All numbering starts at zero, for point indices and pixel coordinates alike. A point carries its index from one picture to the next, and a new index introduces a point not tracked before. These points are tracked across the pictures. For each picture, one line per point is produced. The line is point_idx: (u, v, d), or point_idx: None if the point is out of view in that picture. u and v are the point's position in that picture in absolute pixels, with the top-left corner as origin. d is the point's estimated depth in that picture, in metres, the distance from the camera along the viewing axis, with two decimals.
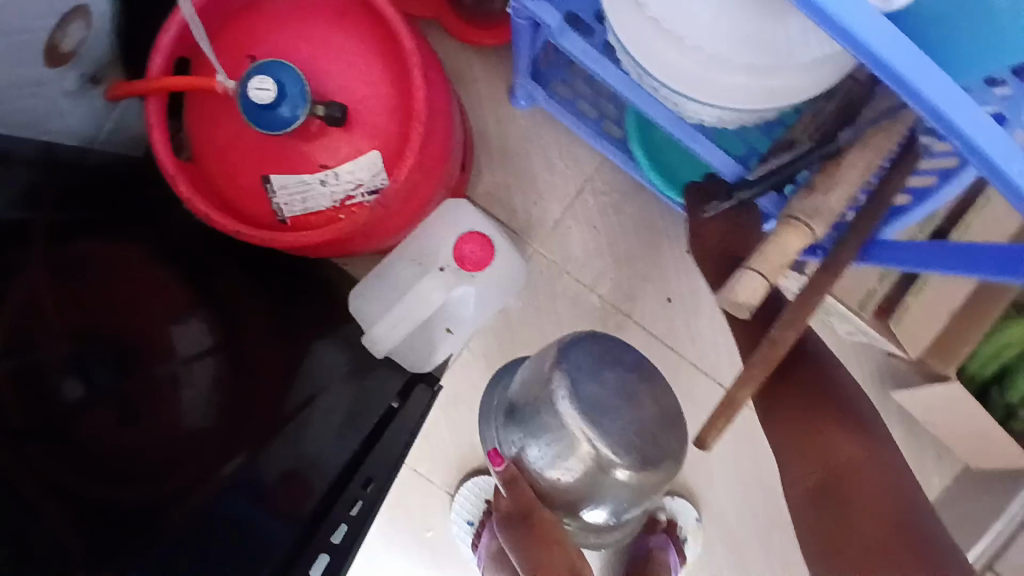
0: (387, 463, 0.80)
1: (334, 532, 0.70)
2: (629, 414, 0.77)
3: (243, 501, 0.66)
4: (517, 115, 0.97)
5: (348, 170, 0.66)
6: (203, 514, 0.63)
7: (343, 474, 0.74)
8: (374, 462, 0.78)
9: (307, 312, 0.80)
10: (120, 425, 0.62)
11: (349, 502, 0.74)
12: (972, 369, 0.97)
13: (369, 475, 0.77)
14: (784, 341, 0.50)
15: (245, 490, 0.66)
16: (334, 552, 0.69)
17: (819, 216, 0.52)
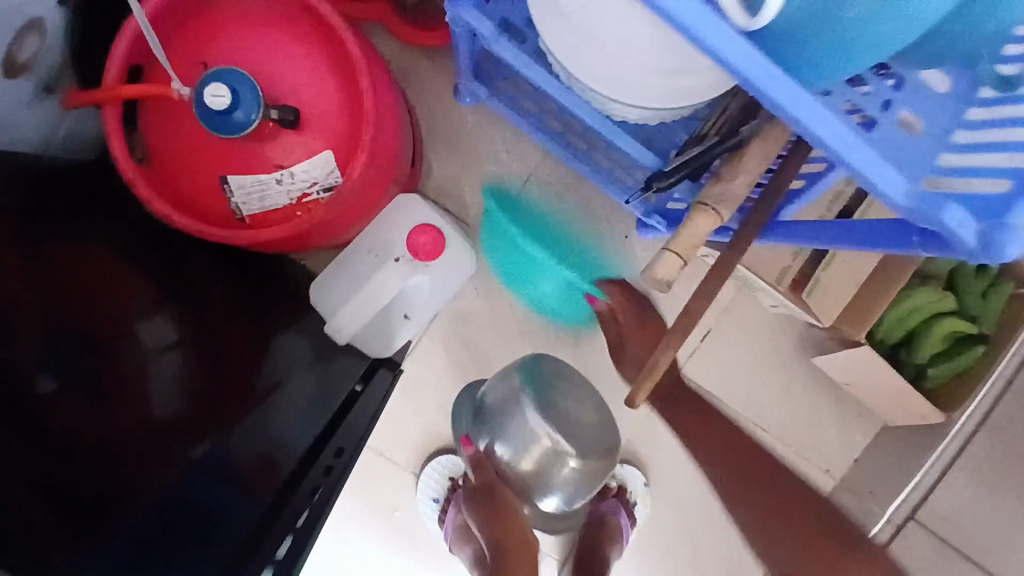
0: (353, 437, 0.85)
1: (298, 515, 0.73)
2: (575, 409, 0.99)
3: (210, 484, 0.68)
4: (463, 112, 1.02)
5: (302, 169, 0.70)
6: (171, 500, 0.65)
7: (309, 454, 0.78)
8: (343, 435, 0.83)
9: (273, 305, 0.84)
10: (94, 416, 0.64)
11: (313, 484, 0.77)
12: (882, 334, 1.07)
13: (340, 446, 0.83)
14: (699, 309, 0.58)
15: (212, 473, 0.69)
16: (296, 535, 0.71)
17: (725, 203, 0.60)
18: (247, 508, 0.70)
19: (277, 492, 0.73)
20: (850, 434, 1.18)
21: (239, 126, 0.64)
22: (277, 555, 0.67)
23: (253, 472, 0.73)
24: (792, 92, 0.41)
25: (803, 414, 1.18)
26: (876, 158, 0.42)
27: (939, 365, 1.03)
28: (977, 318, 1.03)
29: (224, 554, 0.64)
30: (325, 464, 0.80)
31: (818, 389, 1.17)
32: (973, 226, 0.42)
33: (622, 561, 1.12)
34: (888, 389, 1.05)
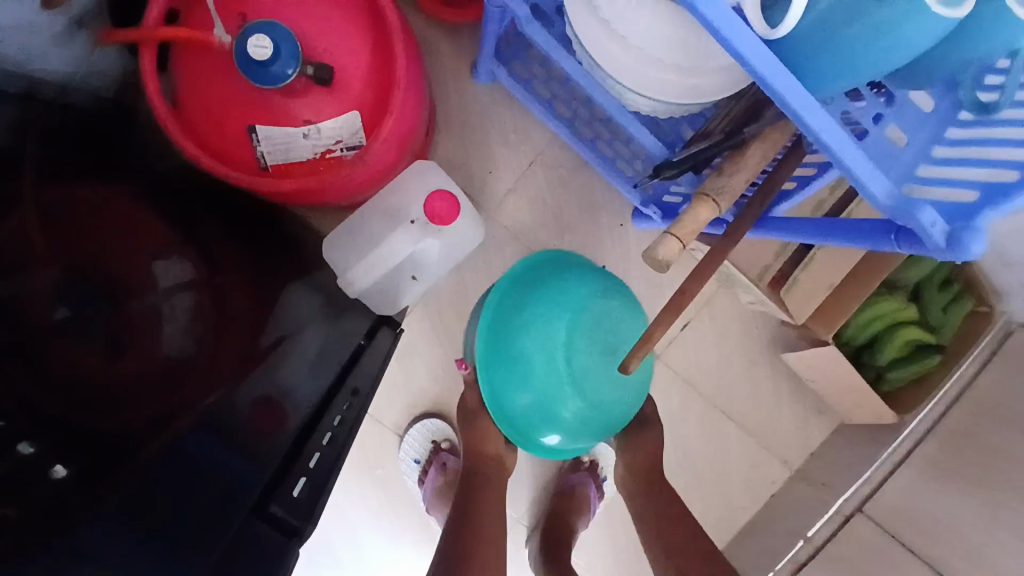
0: (369, 375, 0.93)
1: (324, 435, 0.84)
2: None
3: (209, 437, 0.68)
4: (477, 90, 1.05)
5: (329, 126, 0.73)
6: (176, 450, 0.65)
7: (320, 403, 0.84)
8: (359, 374, 0.91)
9: (282, 255, 0.88)
10: (105, 359, 0.65)
11: (337, 411, 0.87)
12: (849, 335, 1.14)
13: (355, 387, 0.91)
14: (692, 290, 0.63)
15: (213, 429, 0.68)
16: (312, 474, 0.81)
17: (724, 194, 0.65)
18: (257, 456, 0.73)
19: (296, 432, 0.79)
20: (809, 428, 1.26)
21: (276, 80, 0.67)
22: (310, 465, 0.81)
23: (256, 420, 0.74)
24: (800, 97, 0.45)
25: (768, 407, 1.26)
26: (865, 161, 0.47)
27: (897, 369, 1.11)
28: (937, 329, 1.11)
29: (258, 480, 0.72)
30: (344, 401, 0.89)
31: (784, 383, 1.25)
32: (943, 227, 0.48)
33: (589, 532, 1.18)
34: (849, 389, 1.13)
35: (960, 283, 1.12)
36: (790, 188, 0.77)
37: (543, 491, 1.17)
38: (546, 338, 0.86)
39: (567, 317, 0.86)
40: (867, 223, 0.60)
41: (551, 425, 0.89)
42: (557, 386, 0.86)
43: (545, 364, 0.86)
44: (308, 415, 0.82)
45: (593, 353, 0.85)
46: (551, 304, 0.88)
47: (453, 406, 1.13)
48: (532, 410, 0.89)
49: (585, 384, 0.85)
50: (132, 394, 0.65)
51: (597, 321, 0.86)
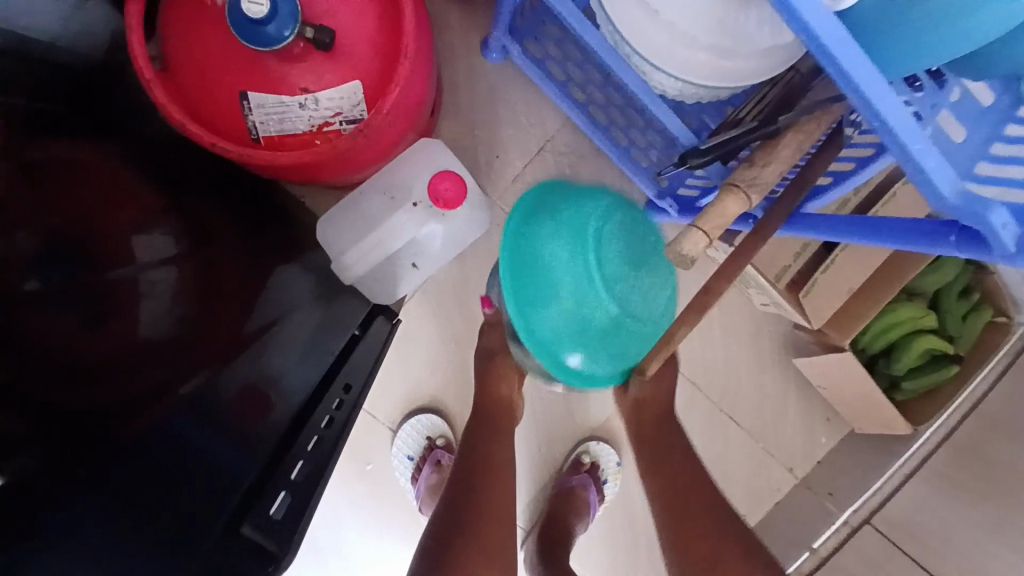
0: (362, 370, 0.88)
1: (309, 441, 0.78)
2: None
3: (190, 420, 0.63)
4: (489, 69, 1.00)
5: (328, 96, 0.67)
6: (155, 432, 0.60)
7: (314, 393, 0.79)
8: (352, 369, 0.86)
9: (272, 235, 0.82)
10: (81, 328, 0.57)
11: (326, 410, 0.81)
12: (865, 343, 1.10)
13: (347, 382, 0.86)
14: (718, 289, 0.58)
15: (199, 409, 0.64)
16: (291, 486, 0.74)
17: (756, 186, 0.60)
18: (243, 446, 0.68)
19: (287, 426, 0.75)
20: (815, 436, 1.22)
21: (272, 40, 0.61)
22: (291, 476, 0.74)
23: (242, 410, 0.69)
24: (870, 73, 0.40)
25: (775, 413, 1.21)
26: (933, 151, 0.42)
27: (912, 379, 1.06)
28: (954, 338, 1.06)
29: (245, 476, 0.68)
30: (335, 398, 0.84)
31: (793, 391, 1.21)
32: (1014, 231, 0.43)
33: (585, 536, 1.14)
34: (862, 397, 1.08)
35: (980, 290, 1.07)
36: (825, 183, 0.72)
37: (540, 492, 1.13)
38: (575, 252, 0.65)
39: (590, 234, 0.65)
40: (916, 219, 0.56)
41: (583, 350, 0.68)
42: (591, 313, 0.65)
43: (575, 290, 0.65)
44: (299, 408, 0.77)
45: (631, 272, 0.65)
46: (570, 217, 0.67)
47: (450, 400, 1.08)
48: (557, 336, 0.68)
49: (623, 308, 0.65)
50: (108, 382, 0.58)
51: (624, 236, 0.66)
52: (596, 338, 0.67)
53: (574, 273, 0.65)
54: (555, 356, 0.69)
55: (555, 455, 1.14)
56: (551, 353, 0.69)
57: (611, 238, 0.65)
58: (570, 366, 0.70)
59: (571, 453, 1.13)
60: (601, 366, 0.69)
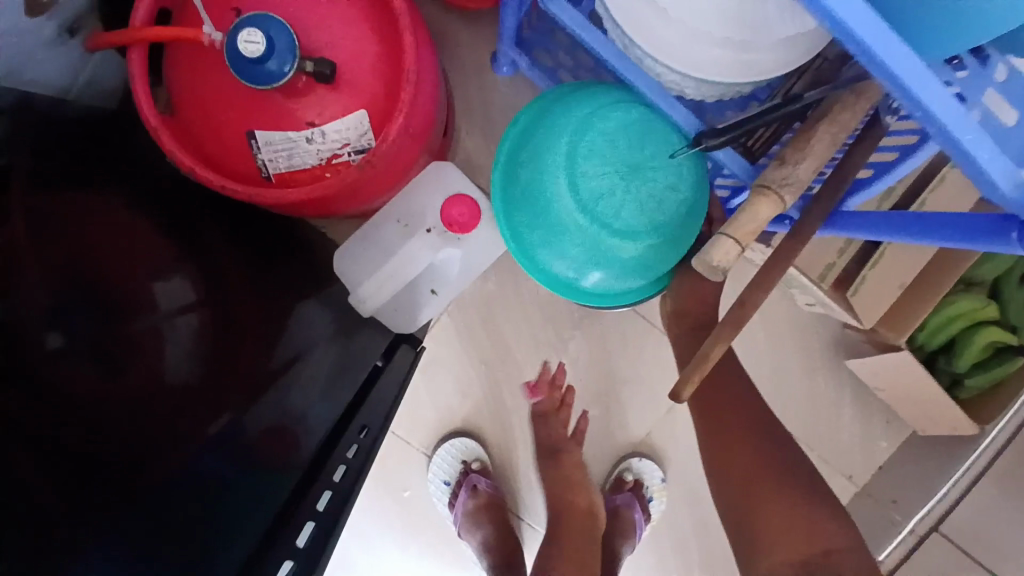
0: (378, 413, 0.85)
1: (322, 494, 0.72)
2: None
3: (221, 458, 0.63)
4: (499, 82, 0.98)
5: (335, 128, 0.66)
6: (181, 475, 0.59)
7: (332, 431, 0.77)
8: (368, 411, 0.82)
9: (291, 272, 0.81)
10: (102, 381, 0.56)
11: (350, 440, 0.78)
12: (922, 340, 1.02)
13: (363, 423, 0.82)
14: (753, 301, 0.53)
15: (228, 446, 0.64)
16: (298, 556, 0.65)
17: (789, 186, 0.55)
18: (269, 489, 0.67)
19: (305, 469, 0.72)
20: (874, 440, 1.15)
21: (272, 77, 0.60)
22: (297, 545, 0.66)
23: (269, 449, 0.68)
24: (908, 60, 0.36)
25: (828, 419, 1.14)
26: (987, 142, 0.38)
27: (976, 375, 0.98)
28: (1018, 329, 0.98)
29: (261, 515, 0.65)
30: (354, 438, 0.80)
31: (846, 393, 1.14)
32: None
33: (633, 556, 1.10)
34: (922, 397, 1.01)
35: None
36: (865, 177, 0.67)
37: None
38: (557, 181, 0.72)
39: (569, 161, 0.71)
40: (979, 216, 0.51)
41: (604, 268, 0.74)
42: (595, 231, 0.71)
43: (570, 213, 0.72)
44: (313, 455, 0.73)
45: (619, 184, 0.71)
46: (546, 151, 0.73)
47: (484, 422, 1.05)
48: (579, 263, 0.75)
49: (617, 220, 0.71)
50: (130, 432, 0.56)
51: (601, 152, 0.71)
52: (613, 258, 0.73)
53: (564, 200, 0.72)
54: (583, 286, 0.77)
55: (597, 474, 1.10)
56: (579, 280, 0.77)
57: (589, 159, 0.71)
58: (599, 287, 0.77)
59: (612, 471, 1.08)
60: (629, 279, 0.75)
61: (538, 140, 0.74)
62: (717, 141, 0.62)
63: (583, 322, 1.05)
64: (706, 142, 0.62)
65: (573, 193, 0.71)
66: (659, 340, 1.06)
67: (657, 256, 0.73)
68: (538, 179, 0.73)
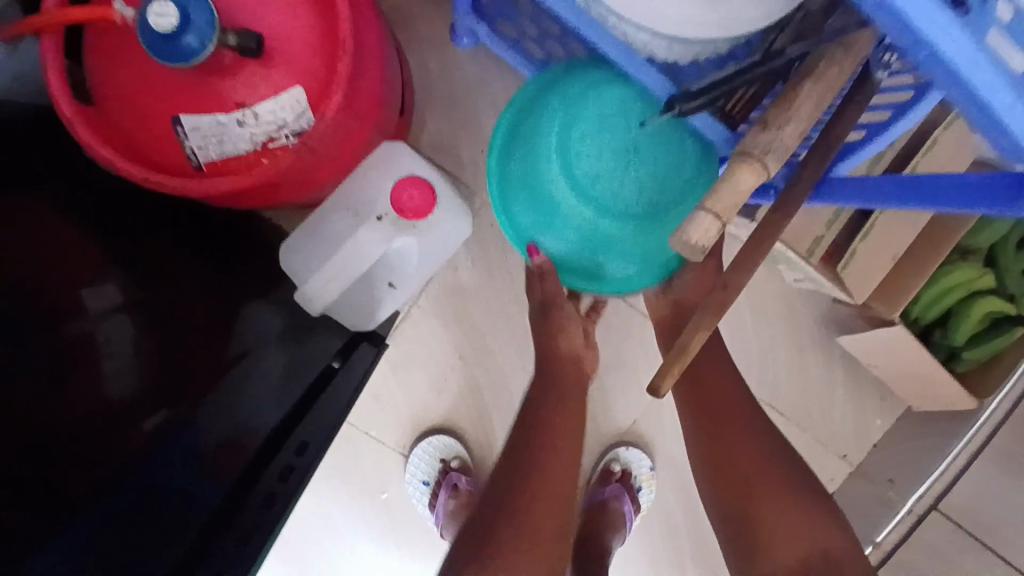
0: (325, 428, 0.77)
1: (254, 506, 0.67)
2: None
3: (171, 464, 0.60)
4: (461, 55, 0.91)
5: (267, 109, 0.60)
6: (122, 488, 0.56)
7: (274, 436, 0.71)
8: (310, 426, 0.76)
9: (240, 269, 0.76)
10: (50, 386, 0.52)
11: (278, 468, 0.71)
12: (917, 313, 0.97)
13: (302, 441, 0.74)
14: (738, 283, 0.47)
15: (179, 452, 0.61)
16: None
17: (772, 152, 0.50)
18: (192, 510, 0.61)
19: (239, 478, 0.67)
20: (869, 416, 1.11)
21: (186, 53, 0.53)
22: (226, 556, 0.61)
23: (214, 457, 0.64)
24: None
25: (819, 399, 1.10)
26: (1004, 83, 0.34)
27: (975, 349, 0.93)
28: (1016, 298, 0.93)
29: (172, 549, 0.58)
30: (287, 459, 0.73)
31: (838, 370, 1.09)
32: None
33: (624, 547, 1.06)
34: (918, 372, 0.96)
35: None
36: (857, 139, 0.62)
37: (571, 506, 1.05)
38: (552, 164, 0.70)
39: (562, 140, 0.69)
40: (972, 175, 0.47)
41: (606, 253, 0.73)
42: (591, 214, 0.70)
43: (565, 197, 0.70)
44: (253, 459, 0.68)
45: (612, 164, 0.70)
46: (541, 132, 0.71)
47: (462, 418, 1.00)
48: (579, 247, 0.74)
49: (613, 203, 0.70)
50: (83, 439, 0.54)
51: (595, 133, 0.70)
52: (614, 240, 0.72)
53: (557, 182, 0.70)
54: (587, 272, 0.75)
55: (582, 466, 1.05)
56: (585, 267, 0.75)
57: (584, 138, 0.70)
58: (604, 273, 0.74)
59: (600, 462, 1.03)
60: (632, 263, 0.73)
61: (529, 124, 0.71)
62: (692, 103, 0.55)
63: None
64: (683, 106, 0.55)
65: (565, 175, 0.69)
66: (642, 323, 1.01)
67: (660, 239, 0.71)
68: (531, 167, 0.71)
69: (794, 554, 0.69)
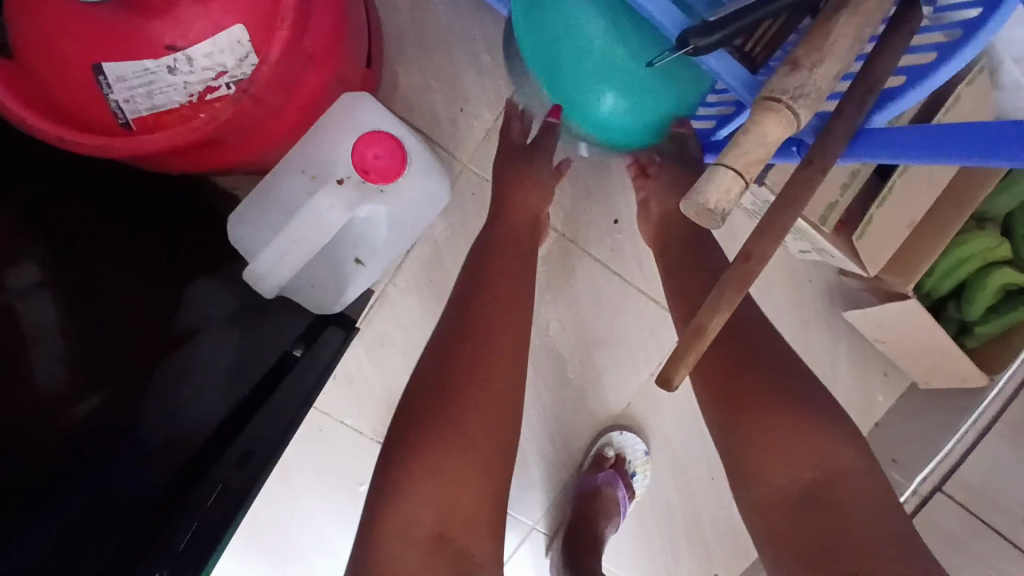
0: (276, 433, 0.64)
1: (192, 526, 0.54)
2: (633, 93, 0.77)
3: (109, 470, 0.53)
4: (435, 4, 0.83)
5: (203, 52, 0.52)
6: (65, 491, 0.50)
7: (213, 441, 0.62)
8: (260, 425, 0.64)
9: (188, 244, 0.67)
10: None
11: (222, 476, 0.59)
12: (930, 285, 0.91)
13: (252, 446, 0.62)
14: (763, 252, 0.40)
15: (119, 455, 0.54)
16: None
17: (803, 98, 0.43)
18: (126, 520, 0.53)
19: (169, 492, 0.57)
20: (871, 394, 1.03)
21: None
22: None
23: (154, 463, 0.57)
24: None
25: (824, 377, 1.03)
26: None
27: (990, 322, 0.87)
28: None
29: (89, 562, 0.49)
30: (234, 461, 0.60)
31: (842, 346, 1.03)
32: None
33: (618, 536, 1.00)
34: (930, 347, 0.90)
35: None
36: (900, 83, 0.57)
37: (561, 494, 0.98)
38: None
39: None
40: (992, 123, 0.45)
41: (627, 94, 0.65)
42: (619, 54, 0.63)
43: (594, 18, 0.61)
44: (189, 466, 0.59)
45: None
46: None
47: None
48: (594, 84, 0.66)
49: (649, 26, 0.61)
50: (15, 435, 0.47)
51: None
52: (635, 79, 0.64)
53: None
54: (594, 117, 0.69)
55: (573, 451, 0.98)
56: (583, 106, 0.69)
57: None
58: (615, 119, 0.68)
59: (592, 447, 0.97)
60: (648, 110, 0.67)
61: None
62: (711, 39, 0.48)
63: (550, 284, 0.92)
64: (700, 42, 0.48)
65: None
66: (636, 298, 0.94)
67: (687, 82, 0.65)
68: None
69: (788, 480, 0.60)
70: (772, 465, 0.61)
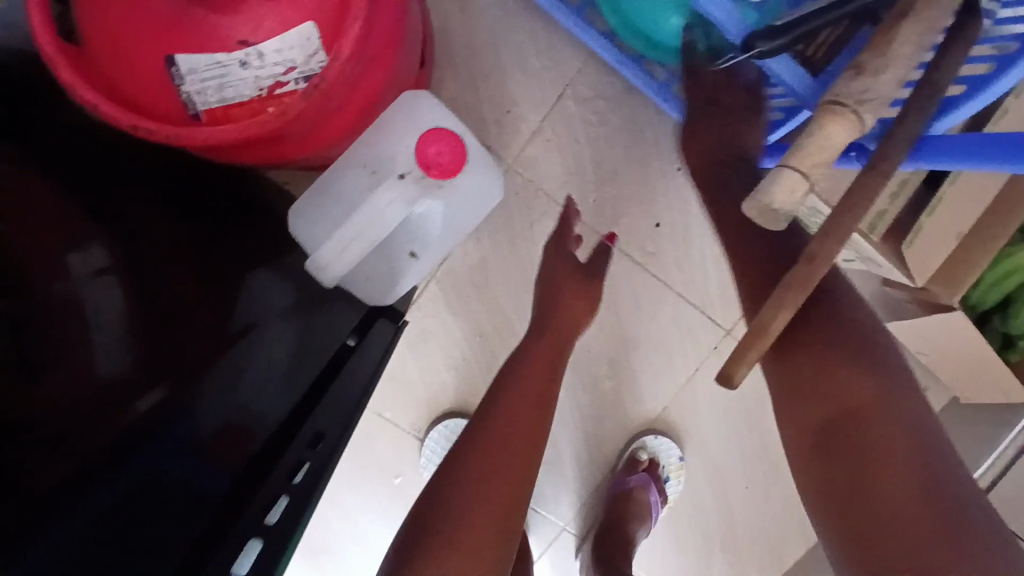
0: (340, 423, 0.66)
1: (269, 509, 0.56)
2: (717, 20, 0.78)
3: (180, 456, 0.54)
4: (484, 7, 0.85)
5: (274, 48, 0.54)
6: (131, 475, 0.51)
7: (283, 428, 0.63)
8: (323, 415, 0.64)
9: (244, 234, 0.69)
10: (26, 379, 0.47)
11: (292, 463, 0.60)
12: (975, 298, 0.90)
13: (319, 430, 0.63)
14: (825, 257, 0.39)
15: (184, 445, 0.55)
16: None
17: (868, 102, 0.43)
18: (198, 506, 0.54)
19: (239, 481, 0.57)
20: None
21: None
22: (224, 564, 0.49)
23: (221, 448, 0.58)
24: None
25: None
26: None
27: None
28: None
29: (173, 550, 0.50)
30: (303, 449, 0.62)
31: None
32: None
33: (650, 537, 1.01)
34: (974, 360, 0.88)
35: None
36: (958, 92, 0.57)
37: (594, 494, 0.99)
38: None
39: None
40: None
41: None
42: None
43: None
44: (259, 450, 0.60)
45: None
46: None
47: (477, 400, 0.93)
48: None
49: None
50: (76, 427, 0.50)
51: None
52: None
53: None
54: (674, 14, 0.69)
55: (606, 453, 0.98)
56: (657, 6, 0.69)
57: None
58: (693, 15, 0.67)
59: (626, 449, 0.97)
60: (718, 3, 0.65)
61: None
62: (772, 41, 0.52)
63: None
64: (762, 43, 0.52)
65: None
66: (676, 301, 0.93)
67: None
68: None
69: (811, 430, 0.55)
70: (796, 410, 0.57)
